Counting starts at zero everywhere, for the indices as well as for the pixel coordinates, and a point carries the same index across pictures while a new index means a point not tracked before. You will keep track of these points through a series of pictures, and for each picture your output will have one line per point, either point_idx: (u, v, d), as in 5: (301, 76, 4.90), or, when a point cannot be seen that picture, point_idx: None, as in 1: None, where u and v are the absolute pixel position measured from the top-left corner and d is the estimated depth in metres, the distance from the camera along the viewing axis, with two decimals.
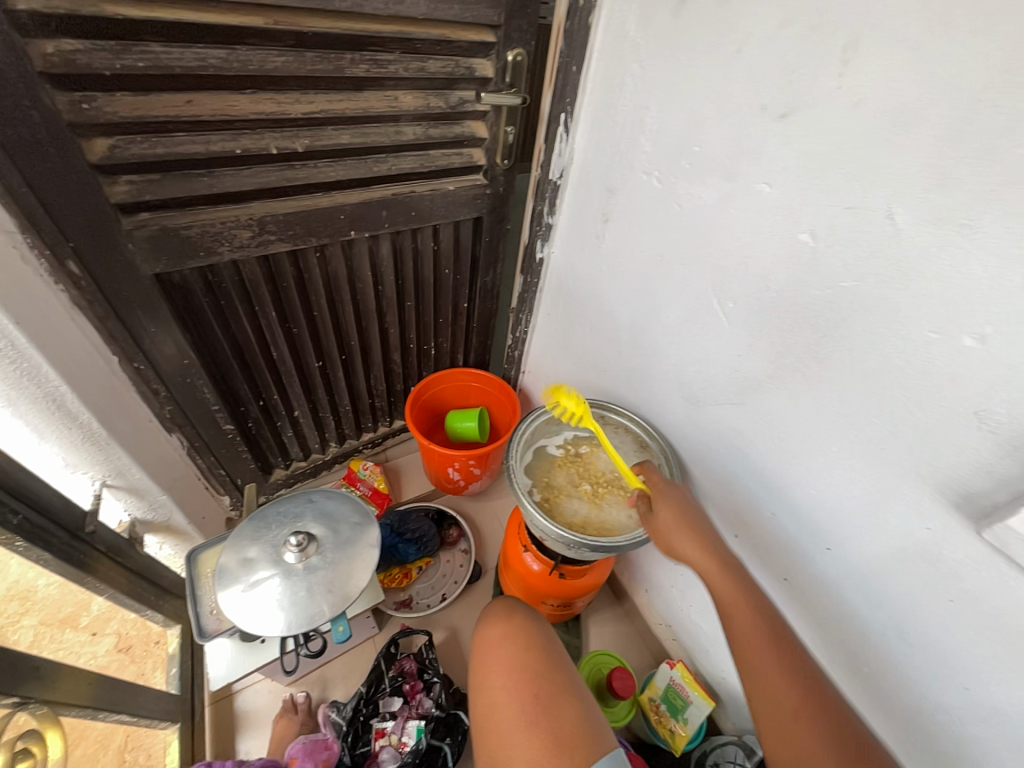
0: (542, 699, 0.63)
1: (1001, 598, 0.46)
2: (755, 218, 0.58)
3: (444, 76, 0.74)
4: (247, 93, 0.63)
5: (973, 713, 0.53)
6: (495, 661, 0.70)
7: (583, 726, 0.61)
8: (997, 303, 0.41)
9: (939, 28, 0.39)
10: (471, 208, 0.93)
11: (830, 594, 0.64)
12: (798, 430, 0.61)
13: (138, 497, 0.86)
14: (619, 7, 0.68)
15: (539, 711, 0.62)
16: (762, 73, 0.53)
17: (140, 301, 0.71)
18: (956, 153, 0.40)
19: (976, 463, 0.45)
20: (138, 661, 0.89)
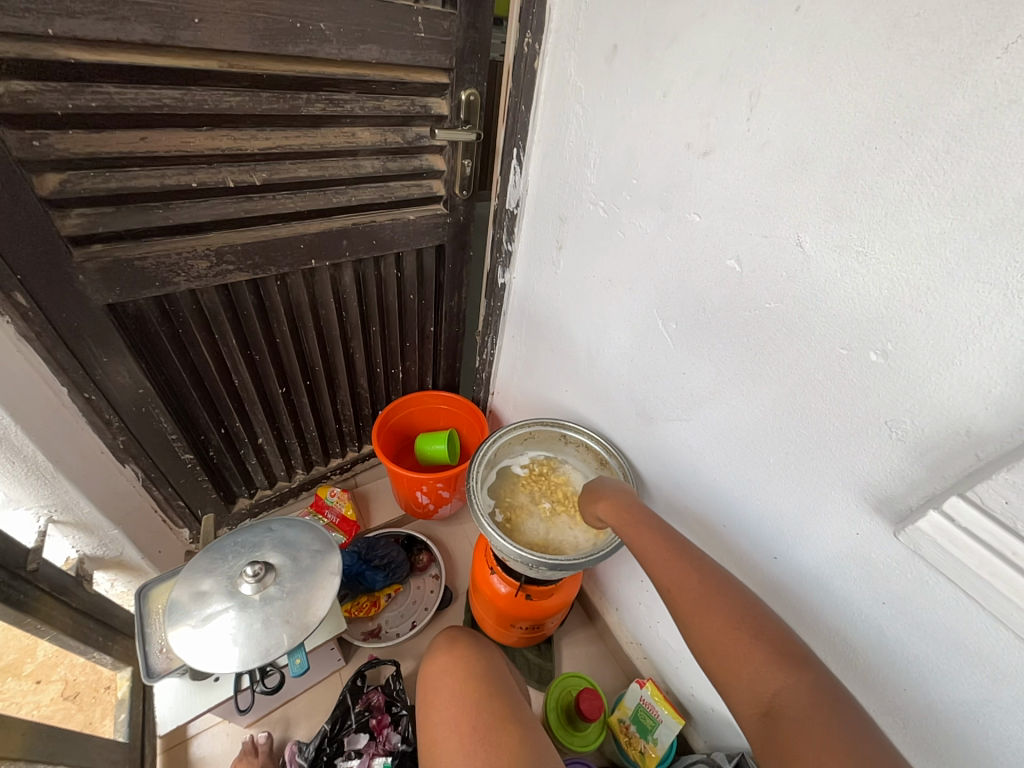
0: (481, 728, 0.63)
1: (922, 596, 0.49)
2: (688, 245, 0.62)
3: (399, 114, 0.77)
4: (202, 130, 0.65)
5: (913, 715, 0.55)
6: (437, 697, 0.69)
7: (520, 748, 0.60)
8: (893, 322, 0.45)
9: (824, 81, 0.44)
10: (433, 236, 0.96)
11: (778, 604, 0.66)
12: (739, 442, 0.64)
13: (86, 531, 0.83)
14: (560, 54, 0.73)
15: (477, 740, 0.61)
16: (685, 115, 0.58)
17: (92, 332, 0.70)
18: (847, 189, 0.45)
19: (891, 469, 0.48)
20: (84, 708, 0.86)
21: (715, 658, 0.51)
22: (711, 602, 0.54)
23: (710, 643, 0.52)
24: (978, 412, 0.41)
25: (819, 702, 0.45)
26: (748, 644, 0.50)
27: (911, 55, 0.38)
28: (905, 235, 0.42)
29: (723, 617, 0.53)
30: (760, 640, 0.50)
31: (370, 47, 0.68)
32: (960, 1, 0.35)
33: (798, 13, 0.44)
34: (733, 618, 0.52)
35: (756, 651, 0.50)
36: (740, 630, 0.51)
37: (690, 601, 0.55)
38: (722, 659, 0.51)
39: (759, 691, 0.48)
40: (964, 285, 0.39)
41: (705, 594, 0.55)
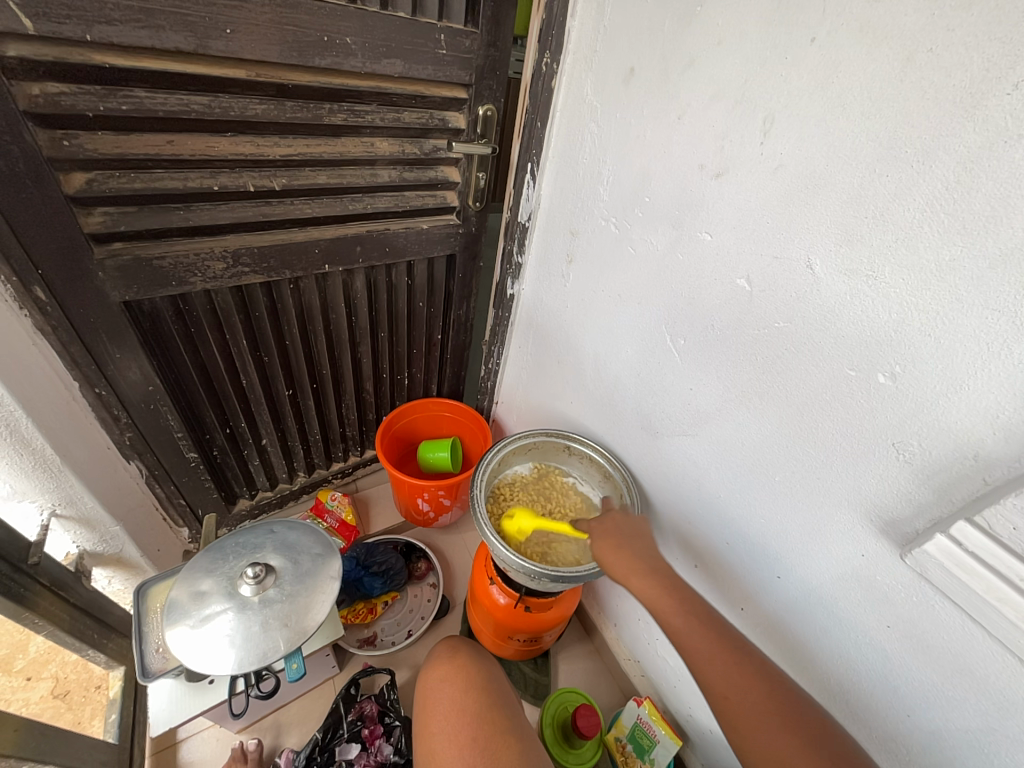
0: (474, 724, 0.64)
1: (928, 620, 0.49)
2: (698, 263, 0.63)
3: (418, 126, 0.79)
4: (227, 135, 0.66)
5: (918, 744, 0.54)
6: (433, 691, 0.70)
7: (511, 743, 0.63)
8: (902, 345, 0.45)
9: (837, 110, 0.45)
10: (445, 245, 0.98)
11: (780, 624, 0.66)
12: (744, 461, 0.65)
13: (88, 527, 0.83)
14: (577, 74, 0.75)
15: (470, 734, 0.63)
16: (699, 139, 0.59)
17: (107, 329, 0.71)
18: (857, 214, 0.46)
19: (897, 491, 0.49)
20: (75, 708, 0.86)
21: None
22: (770, 712, 0.51)
23: (770, 760, 0.49)
24: (986, 437, 0.41)
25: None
26: (812, 763, 0.47)
27: (924, 87, 0.39)
28: (915, 261, 0.43)
29: (784, 730, 0.50)
30: (828, 759, 0.47)
31: (393, 61, 0.70)
32: (973, 39, 0.36)
33: (814, 44, 0.46)
34: (797, 734, 0.49)
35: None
36: (806, 748, 0.48)
37: (746, 710, 0.52)
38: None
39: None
40: (973, 311, 0.40)
41: (761, 702, 0.52)
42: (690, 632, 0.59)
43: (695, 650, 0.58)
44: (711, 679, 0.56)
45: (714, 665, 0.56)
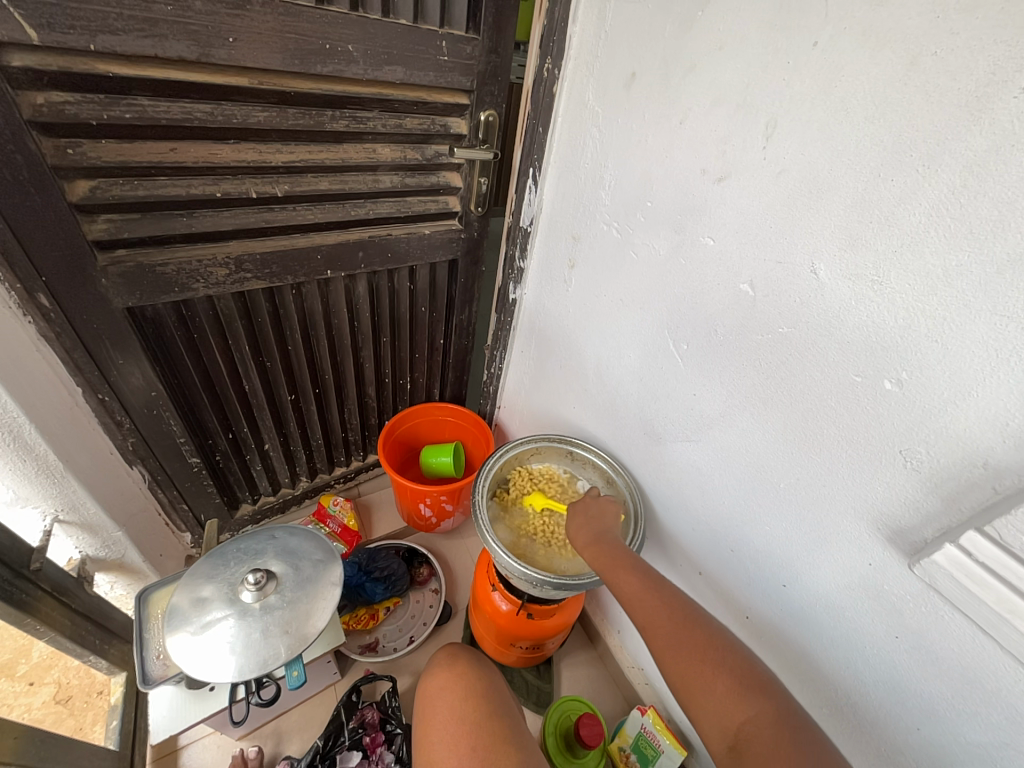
0: (475, 717, 0.66)
1: (937, 631, 0.48)
2: (700, 268, 0.63)
3: (420, 132, 0.79)
4: (230, 143, 0.67)
5: (929, 757, 0.52)
6: (435, 685, 0.72)
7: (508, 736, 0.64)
8: (908, 351, 0.45)
9: (840, 114, 0.45)
10: (447, 250, 0.98)
11: (785, 633, 0.65)
12: (748, 467, 0.64)
13: (91, 533, 0.83)
14: (579, 79, 0.75)
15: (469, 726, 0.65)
16: (701, 143, 0.59)
17: (110, 335, 0.71)
18: (861, 219, 0.45)
19: (904, 499, 0.48)
20: (77, 713, 0.85)
21: (683, 691, 0.53)
22: (679, 634, 0.56)
23: (678, 678, 0.54)
24: (995, 445, 0.41)
25: (777, 728, 0.47)
26: (709, 674, 0.52)
27: (929, 91, 0.39)
28: (921, 266, 0.42)
29: (691, 649, 0.55)
30: (723, 671, 0.52)
31: (395, 68, 0.70)
32: (978, 42, 0.36)
33: (816, 49, 0.45)
34: (698, 651, 0.54)
35: (718, 679, 0.52)
36: (705, 662, 0.53)
37: (660, 637, 0.57)
38: (690, 689, 0.53)
39: (725, 721, 0.49)
40: (981, 317, 0.40)
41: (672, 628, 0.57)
42: (619, 579, 0.64)
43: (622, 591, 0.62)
44: (634, 613, 0.60)
45: (635, 600, 0.61)
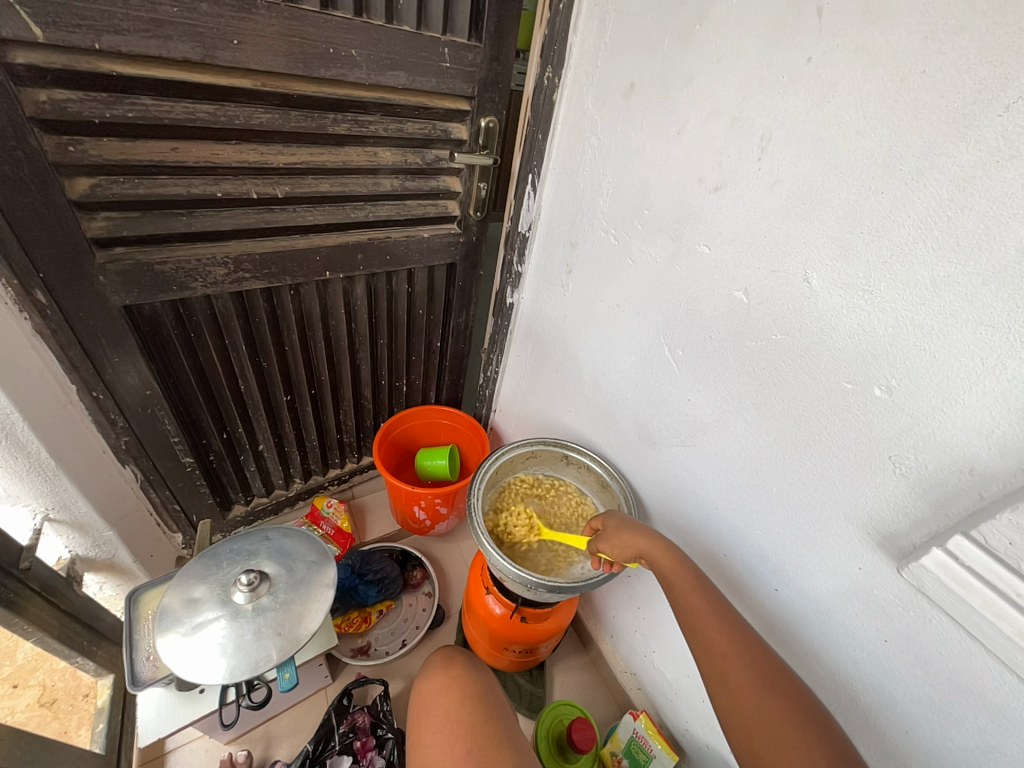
0: (470, 718, 0.66)
1: (925, 635, 0.49)
2: (697, 275, 0.64)
3: (421, 137, 0.80)
4: (232, 143, 0.67)
5: (916, 760, 0.53)
6: (430, 687, 0.72)
7: (501, 738, 0.64)
8: (897, 359, 0.46)
9: (833, 128, 0.46)
10: (445, 254, 0.98)
11: (777, 637, 0.65)
12: (742, 473, 0.65)
13: (81, 532, 0.83)
14: (578, 89, 0.77)
15: (465, 726, 0.65)
16: (698, 153, 0.60)
17: (106, 333, 0.71)
18: (853, 230, 0.46)
19: (893, 504, 0.49)
20: (62, 718, 0.83)
21: (763, 742, 0.50)
22: (766, 682, 0.53)
23: (758, 727, 0.51)
24: (981, 451, 0.42)
25: None
26: (798, 735, 0.49)
27: (918, 107, 0.40)
28: (910, 277, 0.43)
29: (778, 703, 0.51)
30: (815, 735, 0.49)
31: (398, 73, 0.71)
32: (965, 62, 0.37)
33: (810, 63, 0.47)
34: (783, 702, 0.51)
35: (809, 742, 0.48)
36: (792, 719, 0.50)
37: (742, 679, 0.54)
38: (772, 744, 0.50)
39: None
40: (968, 327, 0.41)
41: (758, 676, 0.54)
42: (700, 605, 0.61)
43: (701, 622, 0.59)
44: (715, 647, 0.57)
45: (721, 636, 0.57)
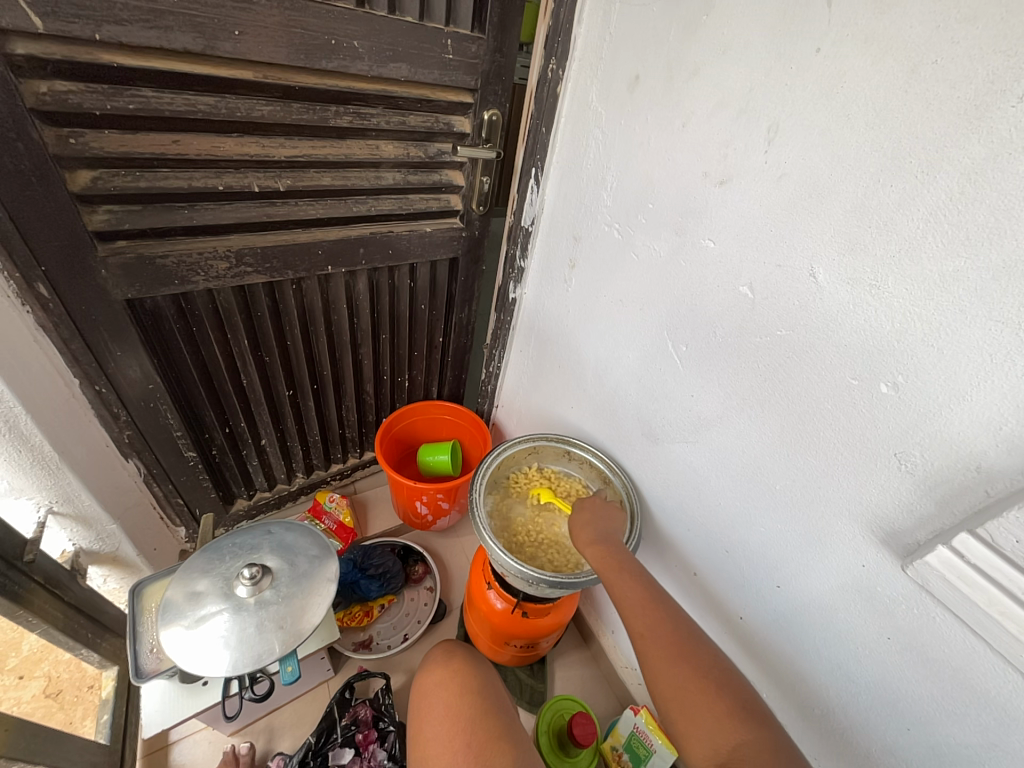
0: (467, 709, 0.66)
1: (928, 633, 0.49)
2: (700, 271, 0.63)
3: (423, 130, 0.79)
4: (234, 136, 0.67)
5: (916, 755, 0.53)
6: (430, 680, 0.72)
7: (497, 727, 0.64)
8: (904, 356, 0.45)
9: (843, 120, 0.45)
10: (447, 248, 0.98)
11: (779, 632, 0.65)
12: (745, 470, 0.64)
13: (85, 525, 0.83)
14: (583, 80, 0.76)
15: (459, 716, 0.65)
16: (703, 147, 0.59)
17: (108, 326, 0.71)
18: (861, 224, 0.46)
19: (898, 502, 0.48)
20: (67, 708, 0.86)
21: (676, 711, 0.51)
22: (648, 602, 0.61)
23: (670, 696, 0.52)
24: (987, 448, 0.41)
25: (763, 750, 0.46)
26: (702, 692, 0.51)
27: (929, 98, 0.40)
28: (918, 272, 0.43)
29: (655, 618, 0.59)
30: (723, 699, 0.50)
31: (400, 65, 0.70)
32: (977, 51, 0.36)
33: (819, 54, 0.46)
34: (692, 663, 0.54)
35: (714, 706, 0.50)
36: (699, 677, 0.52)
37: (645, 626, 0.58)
38: (685, 713, 0.50)
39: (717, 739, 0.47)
40: (977, 323, 0.40)
41: (672, 645, 0.56)
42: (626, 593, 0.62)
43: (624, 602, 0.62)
44: (636, 627, 0.59)
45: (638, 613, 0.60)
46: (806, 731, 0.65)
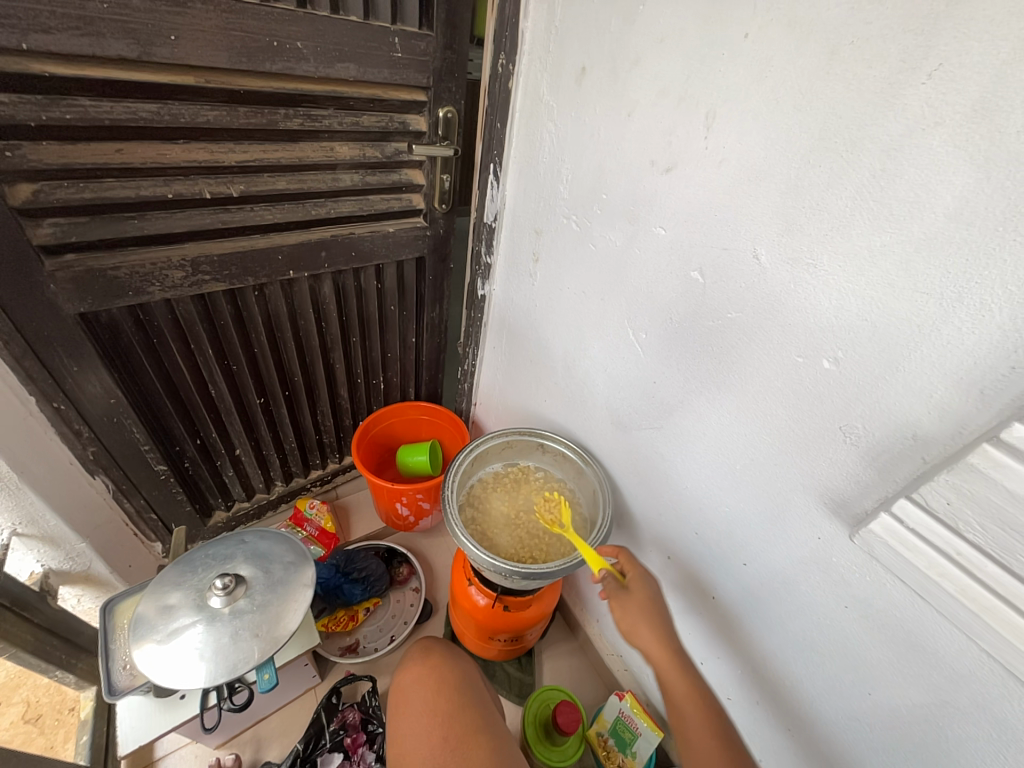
0: (442, 710, 0.66)
1: (879, 598, 0.50)
2: (654, 257, 0.64)
3: (378, 130, 0.79)
4: (179, 143, 0.66)
5: (876, 717, 0.55)
6: (407, 679, 0.72)
7: (477, 729, 0.65)
8: (842, 332, 0.46)
9: (774, 104, 0.46)
10: (413, 248, 0.97)
11: (748, 608, 0.67)
12: (708, 452, 0.66)
13: (54, 545, 0.82)
14: (533, 73, 0.76)
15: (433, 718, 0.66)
16: (648, 136, 0.60)
17: (62, 341, 0.70)
18: (796, 204, 0.47)
19: (846, 474, 0.50)
20: (47, 732, 0.86)
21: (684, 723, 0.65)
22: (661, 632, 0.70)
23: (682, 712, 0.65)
24: (922, 417, 0.43)
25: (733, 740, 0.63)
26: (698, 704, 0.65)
27: (848, 79, 0.41)
28: (849, 248, 0.44)
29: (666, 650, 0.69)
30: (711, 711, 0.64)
31: (347, 65, 0.70)
32: (889, 31, 0.37)
33: (747, 40, 0.47)
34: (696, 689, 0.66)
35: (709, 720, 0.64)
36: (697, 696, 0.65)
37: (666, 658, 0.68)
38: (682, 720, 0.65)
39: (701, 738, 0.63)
40: (904, 296, 0.41)
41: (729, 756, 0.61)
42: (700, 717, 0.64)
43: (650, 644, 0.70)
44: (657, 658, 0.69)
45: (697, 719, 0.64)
46: (778, 702, 0.68)
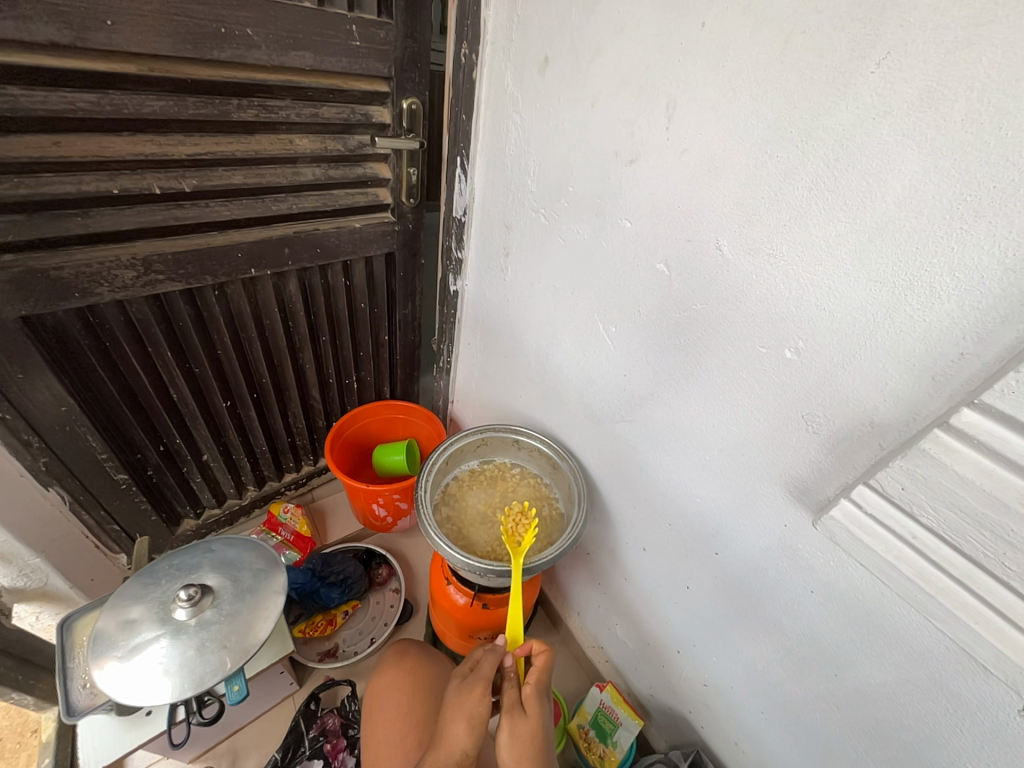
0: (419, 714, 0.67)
1: (843, 582, 0.51)
2: (621, 250, 0.64)
3: (339, 122, 0.77)
4: (124, 135, 0.63)
5: (844, 697, 0.56)
6: (385, 682, 0.71)
7: None
8: (802, 321, 0.47)
9: (731, 94, 0.46)
10: (382, 243, 0.95)
11: (722, 596, 0.68)
12: (679, 444, 0.66)
13: (5, 562, 0.79)
14: (497, 62, 0.74)
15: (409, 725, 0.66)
16: (611, 127, 0.59)
17: (3, 347, 0.66)
18: (756, 194, 0.47)
19: (810, 462, 0.51)
20: (8, 758, 0.83)
21: None
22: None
23: None
24: (878, 405, 0.43)
25: None
26: None
27: (801, 68, 0.41)
28: (807, 238, 0.44)
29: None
30: None
31: (303, 54, 0.67)
32: (838, 19, 0.37)
33: (704, 29, 0.46)
34: None
35: None
36: None
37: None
38: None
39: None
40: (859, 285, 0.42)
41: None
42: None
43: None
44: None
45: None
46: (752, 687, 0.69)
